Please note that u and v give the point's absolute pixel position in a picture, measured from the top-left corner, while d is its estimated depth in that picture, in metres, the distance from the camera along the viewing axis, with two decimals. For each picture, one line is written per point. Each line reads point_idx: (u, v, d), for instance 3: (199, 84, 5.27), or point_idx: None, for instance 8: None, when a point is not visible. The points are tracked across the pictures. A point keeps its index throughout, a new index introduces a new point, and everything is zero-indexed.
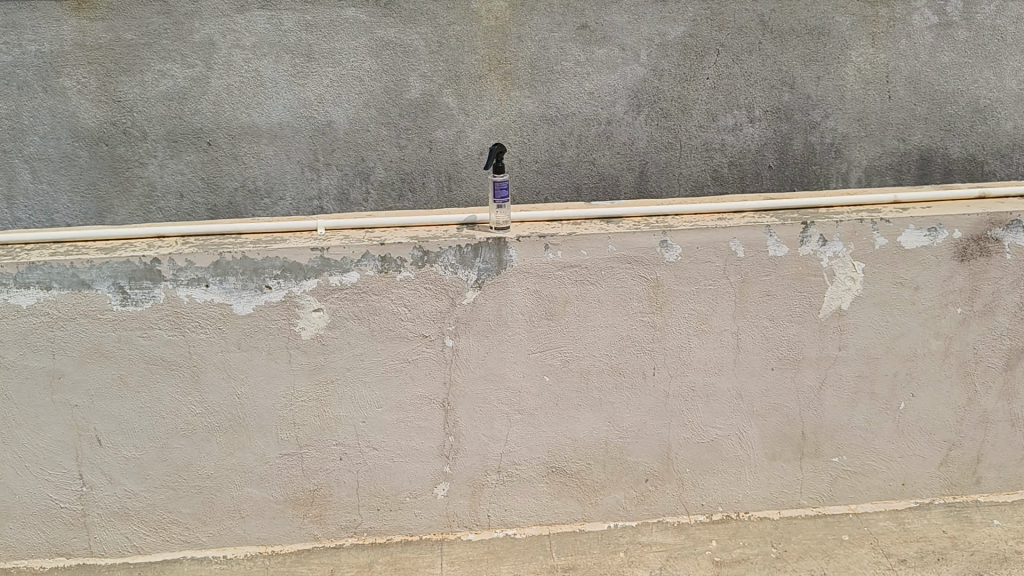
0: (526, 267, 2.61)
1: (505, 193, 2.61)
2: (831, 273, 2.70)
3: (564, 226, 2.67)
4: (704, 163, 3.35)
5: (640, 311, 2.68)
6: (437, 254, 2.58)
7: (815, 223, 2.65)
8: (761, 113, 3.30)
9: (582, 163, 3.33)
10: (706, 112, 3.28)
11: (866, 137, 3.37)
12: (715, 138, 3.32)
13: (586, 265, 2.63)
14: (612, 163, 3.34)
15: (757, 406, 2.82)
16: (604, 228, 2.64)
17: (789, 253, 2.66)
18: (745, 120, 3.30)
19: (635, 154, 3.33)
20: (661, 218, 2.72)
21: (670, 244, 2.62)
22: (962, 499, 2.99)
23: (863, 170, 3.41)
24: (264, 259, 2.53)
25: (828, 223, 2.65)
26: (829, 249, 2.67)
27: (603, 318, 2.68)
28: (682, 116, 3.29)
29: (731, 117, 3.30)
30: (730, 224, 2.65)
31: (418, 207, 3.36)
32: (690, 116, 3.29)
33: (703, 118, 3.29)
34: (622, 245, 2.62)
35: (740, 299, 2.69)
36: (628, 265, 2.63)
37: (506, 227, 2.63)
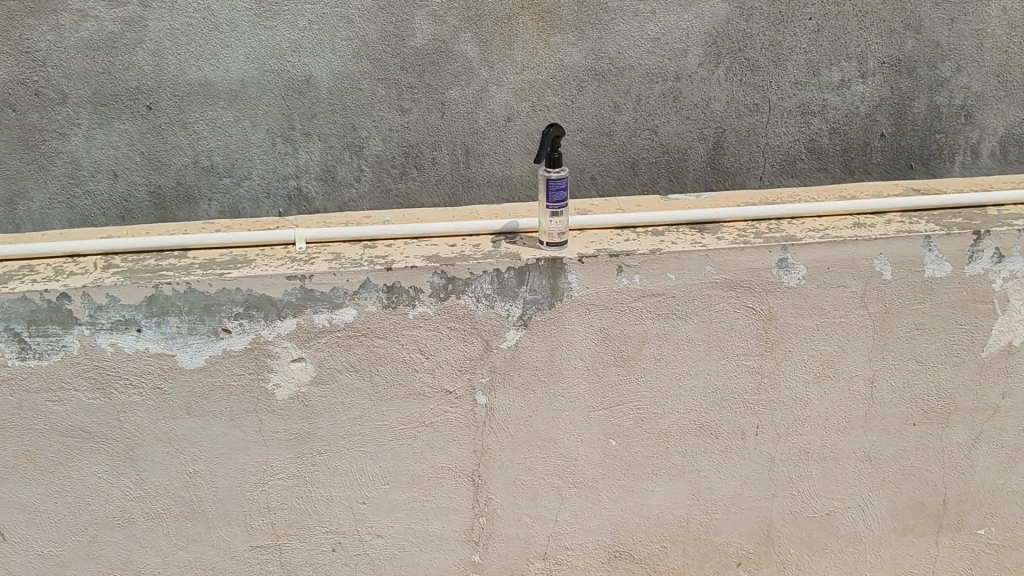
0: (591, 297, 1.87)
1: (562, 194, 1.83)
2: (1004, 299, 1.97)
3: (641, 236, 1.92)
4: (798, 132, 2.59)
5: (745, 353, 1.96)
6: (467, 282, 1.83)
7: (990, 233, 1.91)
8: (876, 65, 2.53)
9: (642, 132, 2.56)
10: (805, 63, 2.51)
11: (1005, 98, 2.60)
12: (815, 98, 2.56)
13: (673, 293, 1.88)
14: (679, 132, 2.57)
15: (889, 470, 2.12)
16: (698, 240, 1.90)
17: (952, 272, 1.93)
18: (855, 74, 2.54)
19: (710, 121, 2.56)
20: (772, 223, 1.98)
21: (792, 263, 1.88)
22: None
23: (998, 140, 2.65)
24: (220, 293, 1.77)
25: (1008, 232, 1.91)
26: (1003, 267, 1.94)
27: (694, 363, 1.95)
28: (774, 70, 2.51)
29: (837, 71, 2.53)
30: (872, 233, 1.91)
31: (427, 189, 2.60)
32: (784, 70, 2.51)
33: (801, 71, 2.52)
34: (726, 266, 1.88)
35: (880, 335, 1.97)
36: (732, 292, 1.90)
37: (562, 242, 1.86)
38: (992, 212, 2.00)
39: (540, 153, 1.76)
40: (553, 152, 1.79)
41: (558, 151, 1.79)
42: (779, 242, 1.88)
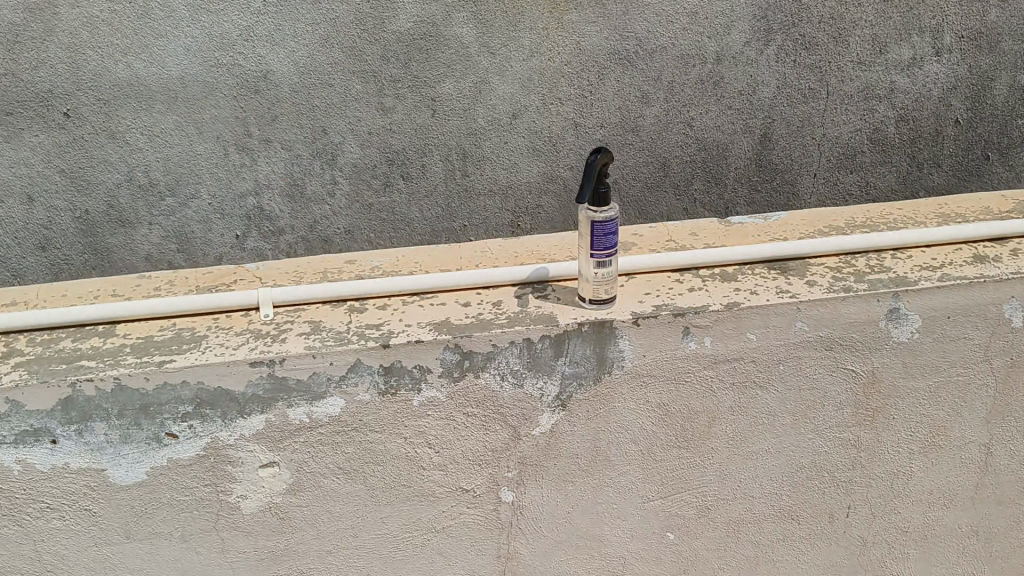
0: (648, 367, 1.45)
1: (613, 238, 1.38)
2: None
3: (709, 282, 1.50)
4: (859, 119, 2.15)
5: (838, 424, 1.56)
6: (489, 356, 1.39)
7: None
8: (954, 39, 2.10)
9: (675, 126, 2.10)
10: (870, 39, 2.07)
11: None
12: (880, 80, 2.12)
13: (753, 357, 1.47)
14: (720, 124, 2.11)
15: (998, 547, 1.74)
16: (783, 286, 1.48)
17: None
18: (929, 51, 2.10)
19: (756, 110, 2.11)
20: (870, 257, 1.57)
21: (904, 312, 1.47)
22: None
23: None
24: (160, 389, 1.33)
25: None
26: None
27: (775, 439, 1.54)
28: (834, 48, 2.07)
29: (908, 46, 2.09)
30: (1000, 270, 1.51)
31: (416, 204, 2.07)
32: (846, 48, 2.07)
33: (864, 49, 2.08)
34: (821, 321, 1.46)
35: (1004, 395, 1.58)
36: (827, 352, 1.48)
37: (611, 300, 1.43)
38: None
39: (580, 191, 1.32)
40: (597, 187, 1.35)
41: (604, 187, 1.35)
42: (887, 286, 1.47)
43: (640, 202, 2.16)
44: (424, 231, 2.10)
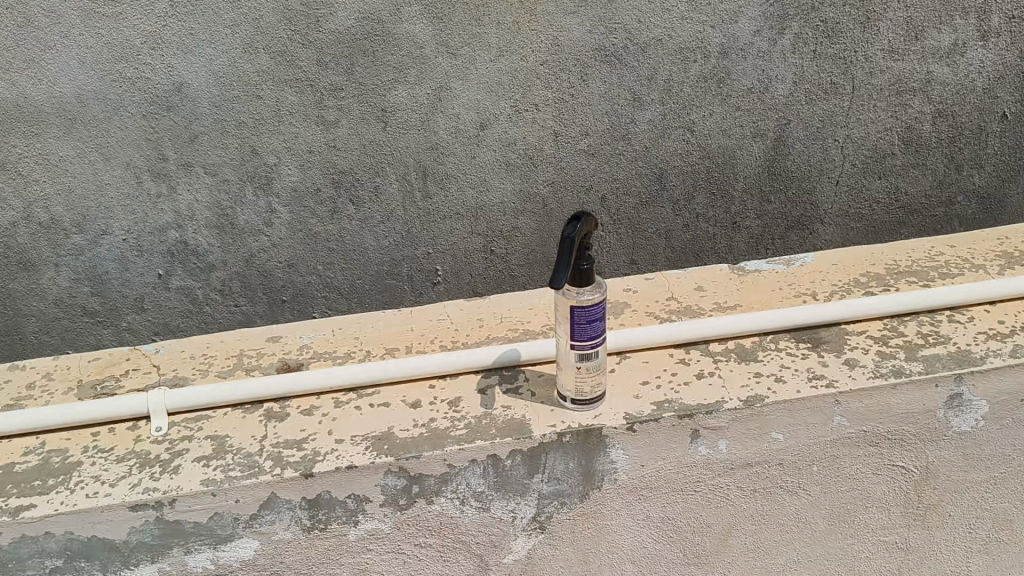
0: (648, 481, 1.14)
1: (599, 325, 1.06)
2: None
3: (721, 364, 1.19)
4: (891, 118, 1.64)
5: (883, 528, 1.26)
6: (445, 479, 1.08)
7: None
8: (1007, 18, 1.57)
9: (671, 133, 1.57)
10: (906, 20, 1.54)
11: None
12: (916, 72, 1.59)
13: (779, 459, 1.16)
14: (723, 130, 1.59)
15: None
16: (815, 369, 1.17)
17: None
18: (974, 36, 1.58)
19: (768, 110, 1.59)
20: (921, 320, 1.26)
21: (967, 399, 1.17)
22: None
23: None
24: (16, 542, 1.02)
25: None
26: None
27: (806, 549, 1.25)
28: (862, 35, 1.54)
29: (951, 31, 1.56)
30: None
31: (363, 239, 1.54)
32: (876, 34, 1.55)
33: (898, 34, 1.55)
34: (866, 416, 1.16)
35: None
36: (872, 449, 1.18)
37: (598, 399, 1.12)
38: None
39: (558, 275, 0.99)
40: (579, 263, 1.03)
41: (587, 261, 1.03)
42: (948, 366, 1.16)
43: (629, 222, 1.64)
44: (381, 262, 1.58)
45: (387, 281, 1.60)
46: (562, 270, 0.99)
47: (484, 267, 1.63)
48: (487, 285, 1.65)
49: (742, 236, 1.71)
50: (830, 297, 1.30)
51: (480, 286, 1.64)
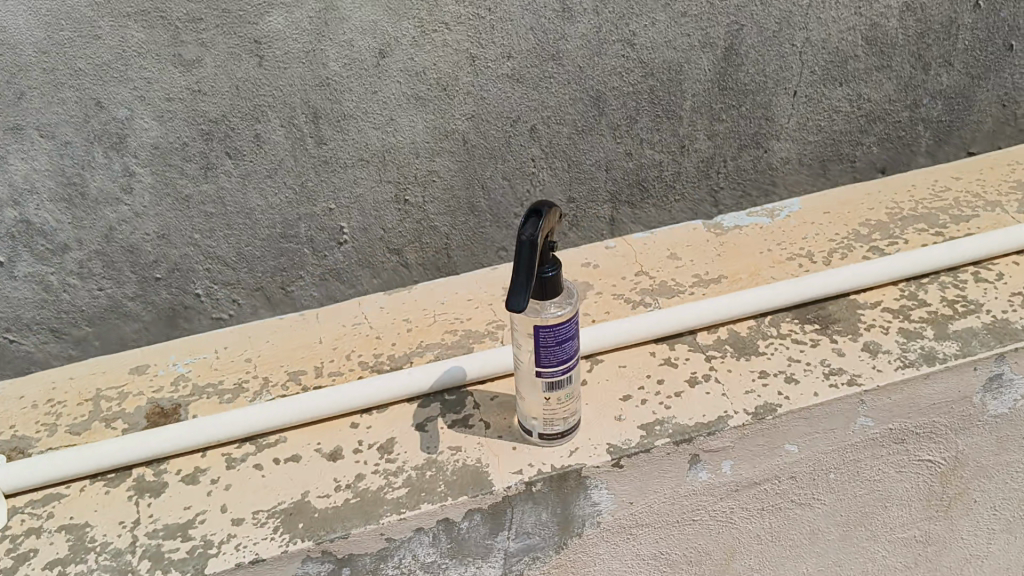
0: (638, 518, 0.92)
1: (568, 348, 0.81)
2: None
3: (716, 362, 0.95)
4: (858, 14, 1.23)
5: (902, 522, 1.09)
6: (384, 555, 0.83)
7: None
8: None
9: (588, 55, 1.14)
10: None
11: None
12: None
13: (791, 472, 0.96)
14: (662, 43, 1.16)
15: None
16: (830, 359, 0.95)
17: None
18: None
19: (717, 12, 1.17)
20: (941, 280, 1.04)
21: (1005, 377, 0.97)
22: None
23: None
24: None
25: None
26: None
27: (817, 557, 1.07)
28: None
29: None
30: None
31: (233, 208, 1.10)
32: None
33: None
34: (893, 412, 0.95)
35: None
36: (897, 446, 0.99)
37: (571, 432, 0.87)
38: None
39: (513, 298, 0.73)
40: (541, 268, 0.76)
41: (552, 266, 0.77)
42: (986, 344, 0.95)
43: (565, 155, 1.22)
44: (272, 225, 1.14)
45: (284, 246, 1.16)
46: (525, 285, 0.73)
47: (398, 220, 1.20)
48: (411, 243, 1.23)
49: (691, 161, 1.29)
50: (830, 259, 1.07)
51: (392, 240, 1.21)
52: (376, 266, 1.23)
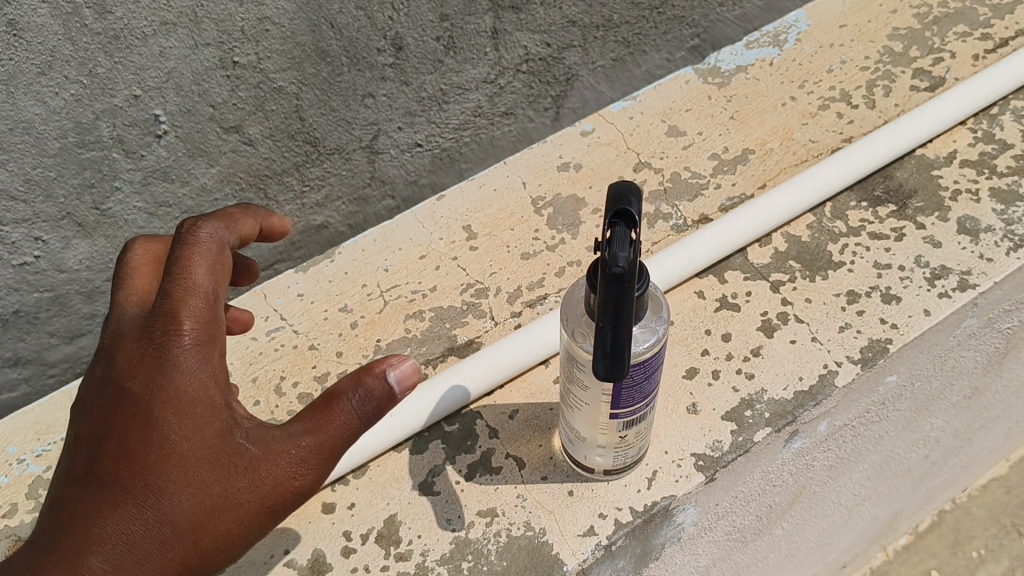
0: (721, 510, 0.70)
1: (655, 381, 0.53)
2: None
3: (784, 293, 0.71)
4: None
5: (979, 386, 0.91)
6: None
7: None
8: None
9: None
10: None
11: None
12: None
13: (881, 399, 0.76)
14: None
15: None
16: (925, 255, 0.71)
17: None
18: None
19: None
20: (1010, 107, 0.81)
21: None
22: None
23: None
24: None
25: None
26: None
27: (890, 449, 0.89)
28: None
29: None
30: None
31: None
32: None
33: None
34: (998, 302, 0.74)
35: None
36: (988, 328, 0.79)
37: (642, 459, 0.62)
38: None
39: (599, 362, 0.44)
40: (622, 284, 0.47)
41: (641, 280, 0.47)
42: None
43: None
44: (60, 143, 0.61)
45: (84, 157, 0.63)
46: (615, 329, 0.44)
47: (228, 91, 0.66)
48: (252, 112, 0.68)
49: None
50: (873, 100, 0.81)
51: (226, 119, 0.67)
52: (211, 154, 0.69)
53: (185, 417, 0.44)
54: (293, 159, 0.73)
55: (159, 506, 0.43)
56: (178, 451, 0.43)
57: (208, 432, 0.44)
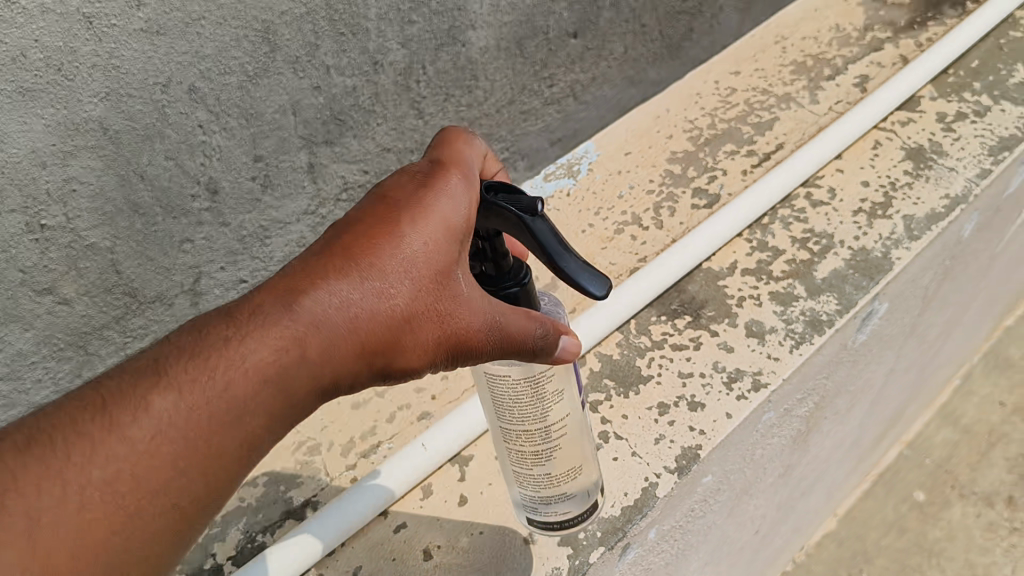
0: None
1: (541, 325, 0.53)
2: None
3: (601, 412, 0.76)
4: None
5: (798, 469, 0.97)
6: None
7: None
8: None
9: None
10: None
11: None
12: None
13: (703, 499, 0.81)
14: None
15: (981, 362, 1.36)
16: (719, 361, 0.78)
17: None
18: None
19: None
20: (780, 215, 0.89)
21: (876, 307, 0.85)
22: None
23: None
24: None
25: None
26: None
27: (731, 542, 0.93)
28: None
29: None
30: (959, 179, 0.91)
31: None
32: None
33: None
34: (791, 394, 0.81)
35: (923, 321, 1.06)
36: (789, 419, 0.86)
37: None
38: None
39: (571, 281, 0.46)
40: (502, 287, 0.49)
41: (518, 271, 0.50)
42: (861, 286, 0.82)
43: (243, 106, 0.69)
44: None
45: None
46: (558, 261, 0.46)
47: (36, 253, 0.63)
48: (66, 271, 0.66)
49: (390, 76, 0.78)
50: (661, 220, 0.88)
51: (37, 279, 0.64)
52: (24, 319, 0.65)
53: (277, 367, 0.43)
54: (112, 312, 0.70)
55: (221, 456, 0.42)
56: (277, 406, 0.44)
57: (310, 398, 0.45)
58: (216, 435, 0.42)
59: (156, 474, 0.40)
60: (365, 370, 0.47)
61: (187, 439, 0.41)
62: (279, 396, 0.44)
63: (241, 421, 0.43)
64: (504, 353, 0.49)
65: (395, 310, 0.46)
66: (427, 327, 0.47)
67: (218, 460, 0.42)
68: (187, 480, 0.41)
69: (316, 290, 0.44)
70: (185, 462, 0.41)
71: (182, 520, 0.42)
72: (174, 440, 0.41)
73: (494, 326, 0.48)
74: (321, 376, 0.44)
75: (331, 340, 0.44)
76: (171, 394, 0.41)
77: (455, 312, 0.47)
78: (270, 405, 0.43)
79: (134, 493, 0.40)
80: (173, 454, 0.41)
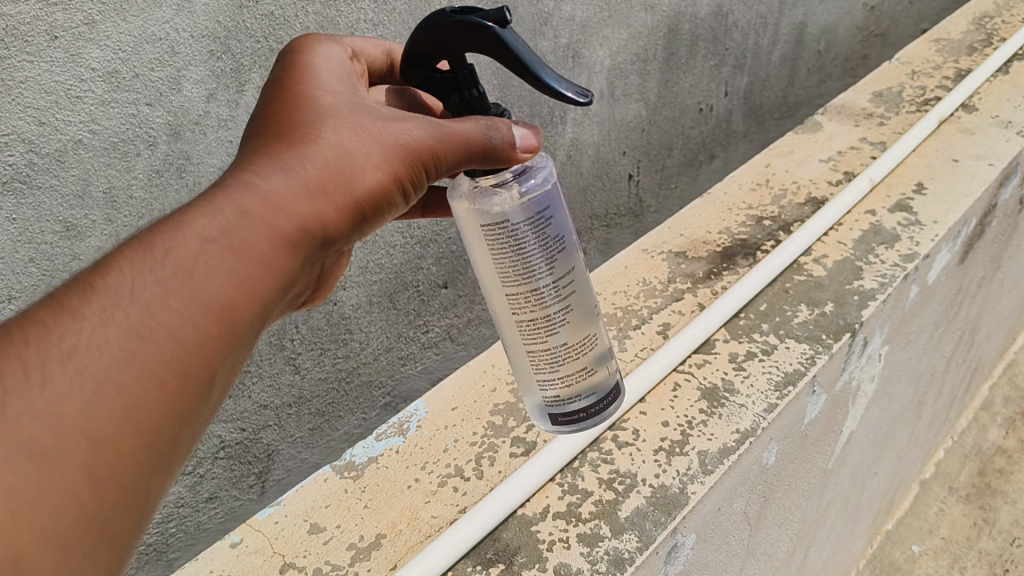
0: None
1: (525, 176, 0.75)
2: (856, 394, 1.26)
3: None
4: None
5: None
6: None
7: (865, 321, 1.12)
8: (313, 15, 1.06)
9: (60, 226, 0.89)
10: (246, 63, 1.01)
11: (609, 20, 1.70)
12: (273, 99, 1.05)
13: None
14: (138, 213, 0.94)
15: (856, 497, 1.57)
16: None
17: (827, 398, 1.14)
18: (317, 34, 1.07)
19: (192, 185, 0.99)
20: (590, 458, 0.98)
21: (682, 539, 0.92)
22: (896, 523, 1.97)
23: (605, 75, 1.75)
24: None
25: (876, 310, 1.14)
26: (865, 356, 1.21)
27: None
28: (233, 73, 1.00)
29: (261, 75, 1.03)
30: (747, 412, 1.01)
31: None
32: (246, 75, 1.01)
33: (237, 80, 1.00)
34: None
35: (751, 546, 1.12)
36: None
37: None
38: (807, 268, 1.23)
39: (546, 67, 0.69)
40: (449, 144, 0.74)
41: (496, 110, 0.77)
42: (659, 521, 0.89)
43: None
44: None
45: None
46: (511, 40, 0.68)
47: None
48: None
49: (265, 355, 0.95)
50: (481, 469, 0.95)
51: None
52: None
53: (237, 206, 0.59)
54: None
55: (234, 271, 0.58)
56: (243, 262, 0.58)
57: (280, 243, 0.61)
58: (177, 292, 0.55)
59: (141, 339, 0.53)
60: (326, 212, 0.63)
61: (152, 310, 0.54)
62: (231, 253, 0.58)
63: (209, 271, 0.57)
64: (454, 157, 0.69)
65: (332, 151, 0.64)
66: (361, 167, 0.65)
67: (197, 311, 0.56)
68: (173, 308, 0.55)
69: (257, 165, 0.62)
70: (192, 276, 0.56)
71: (168, 376, 0.53)
72: (139, 314, 0.53)
73: (431, 138, 0.69)
74: (270, 222, 0.60)
75: (278, 195, 0.61)
76: (123, 276, 0.54)
77: (391, 141, 0.67)
78: (247, 231, 0.59)
79: (123, 353, 0.52)
80: (143, 316, 0.53)
